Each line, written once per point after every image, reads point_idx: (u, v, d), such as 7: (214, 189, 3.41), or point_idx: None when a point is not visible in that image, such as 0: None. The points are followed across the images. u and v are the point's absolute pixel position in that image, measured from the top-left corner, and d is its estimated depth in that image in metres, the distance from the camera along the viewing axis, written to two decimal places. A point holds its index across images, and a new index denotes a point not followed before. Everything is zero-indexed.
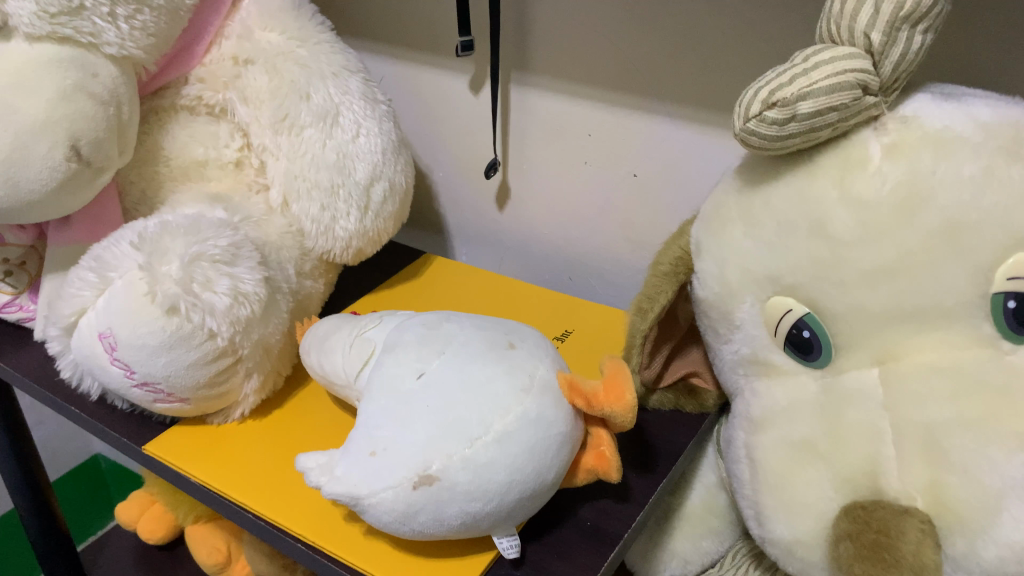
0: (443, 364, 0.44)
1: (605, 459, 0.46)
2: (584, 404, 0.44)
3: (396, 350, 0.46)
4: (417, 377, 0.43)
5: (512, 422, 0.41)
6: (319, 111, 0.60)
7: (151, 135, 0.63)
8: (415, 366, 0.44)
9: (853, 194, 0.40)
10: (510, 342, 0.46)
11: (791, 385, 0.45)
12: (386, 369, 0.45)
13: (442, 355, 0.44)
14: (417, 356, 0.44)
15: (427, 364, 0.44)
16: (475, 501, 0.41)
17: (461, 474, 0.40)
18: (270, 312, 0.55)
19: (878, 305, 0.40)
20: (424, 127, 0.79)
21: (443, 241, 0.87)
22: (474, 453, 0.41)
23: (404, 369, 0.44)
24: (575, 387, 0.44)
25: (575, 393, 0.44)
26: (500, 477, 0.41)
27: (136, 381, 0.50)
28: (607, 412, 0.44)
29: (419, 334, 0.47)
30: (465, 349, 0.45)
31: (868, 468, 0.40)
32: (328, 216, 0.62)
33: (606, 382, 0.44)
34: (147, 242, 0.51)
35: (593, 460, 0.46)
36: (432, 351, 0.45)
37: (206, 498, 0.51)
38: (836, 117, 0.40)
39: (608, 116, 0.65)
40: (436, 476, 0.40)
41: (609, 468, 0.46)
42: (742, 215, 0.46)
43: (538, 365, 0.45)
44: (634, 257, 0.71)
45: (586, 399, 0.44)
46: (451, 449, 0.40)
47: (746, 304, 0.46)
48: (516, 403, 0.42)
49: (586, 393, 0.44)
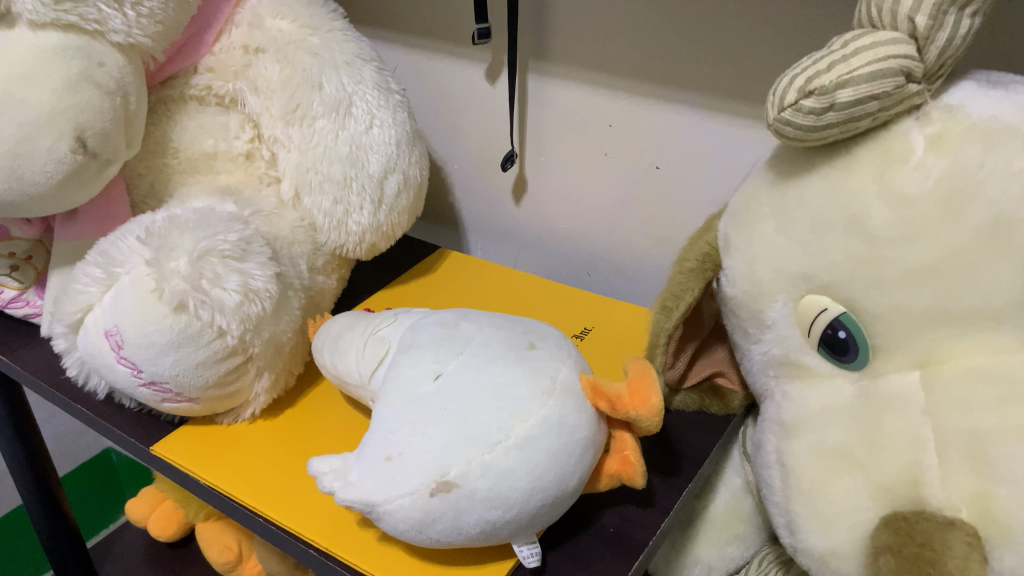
0: (462, 365, 0.42)
1: (629, 464, 0.44)
2: (608, 407, 0.42)
3: (412, 350, 0.44)
4: (435, 379, 0.42)
5: (533, 427, 0.40)
6: (331, 101, 0.58)
7: (159, 125, 0.61)
8: (432, 368, 0.42)
9: (894, 188, 0.38)
10: (531, 343, 0.44)
11: (824, 388, 0.43)
12: (401, 370, 0.43)
13: (460, 356, 0.43)
14: (434, 357, 0.43)
15: (444, 366, 0.42)
16: (496, 509, 0.39)
17: (481, 480, 0.39)
18: (282, 310, 0.53)
19: (920, 306, 0.38)
20: (439, 118, 0.77)
21: (458, 235, 0.85)
22: (495, 459, 0.39)
23: (420, 371, 0.42)
24: (599, 389, 0.42)
25: (598, 396, 0.42)
26: (521, 484, 0.39)
27: (144, 380, 0.49)
28: (632, 415, 0.42)
29: (436, 334, 0.45)
30: (484, 350, 0.43)
31: (908, 478, 0.38)
32: (341, 209, 0.60)
33: (630, 385, 0.43)
34: (155, 237, 0.49)
35: (617, 464, 0.44)
36: (450, 352, 0.43)
37: (216, 501, 0.50)
38: (877, 106, 0.38)
39: (629, 106, 0.63)
40: (455, 483, 0.38)
41: (634, 474, 0.44)
42: (774, 210, 0.44)
43: (560, 367, 0.43)
44: (656, 252, 0.69)
45: (611, 402, 0.42)
46: (470, 455, 0.39)
47: (777, 303, 0.44)
48: (538, 407, 0.40)
49: (611, 396, 0.42)
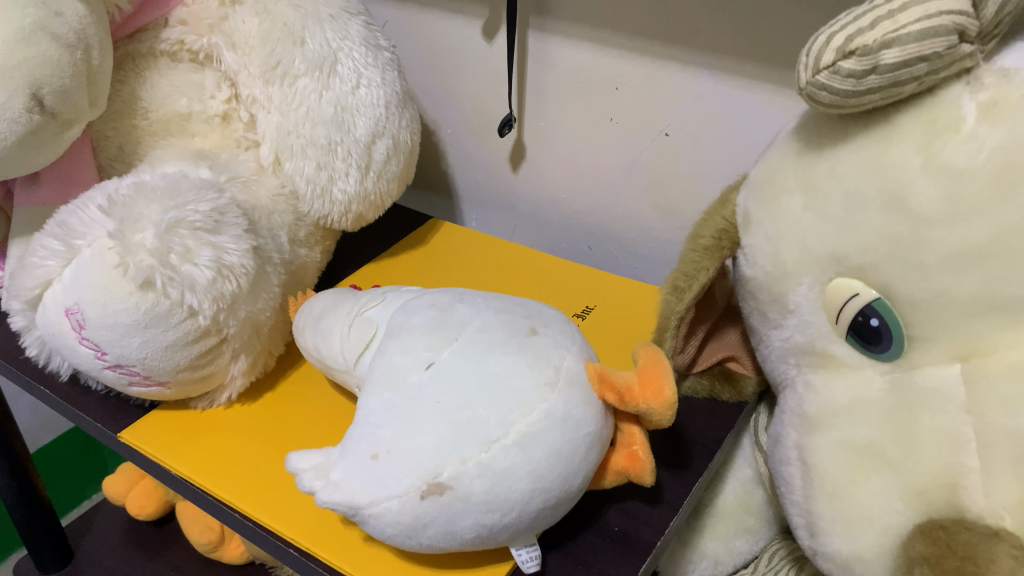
0: (457, 353, 0.38)
1: (637, 460, 0.40)
2: (616, 400, 0.39)
3: (401, 335, 0.40)
4: (427, 368, 0.38)
5: (536, 422, 0.36)
6: (314, 59, 0.54)
7: (127, 83, 0.56)
8: (423, 355, 0.38)
9: (941, 162, 0.34)
10: (532, 328, 0.40)
11: (851, 380, 0.39)
12: (390, 358, 0.39)
13: (454, 343, 0.39)
14: (426, 344, 0.39)
15: (437, 353, 0.38)
16: (493, 512, 0.36)
17: (477, 482, 0.35)
18: (260, 287, 0.49)
19: (965, 294, 0.34)
20: (433, 79, 0.72)
21: (452, 204, 0.81)
22: (493, 457, 0.35)
23: (410, 359, 0.38)
24: (607, 380, 0.39)
25: (605, 387, 0.39)
26: (521, 486, 0.36)
27: (109, 363, 0.45)
28: (643, 408, 0.38)
29: (428, 318, 0.41)
30: (482, 336, 0.39)
31: (945, 481, 0.35)
32: (325, 175, 0.56)
33: (641, 374, 0.39)
34: (118, 207, 0.44)
35: (624, 461, 0.41)
36: (443, 339, 0.39)
37: (190, 493, 0.46)
38: (925, 69, 0.33)
39: (638, 67, 0.58)
40: (448, 485, 0.35)
41: (642, 471, 0.40)
42: (801, 183, 0.40)
43: (565, 356, 0.39)
44: (662, 225, 0.65)
45: (619, 394, 0.38)
46: (466, 453, 0.35)
47: (802, 286, 0.40)
48: (541, 400, 0.36)
49: (619, 387, 0.38)
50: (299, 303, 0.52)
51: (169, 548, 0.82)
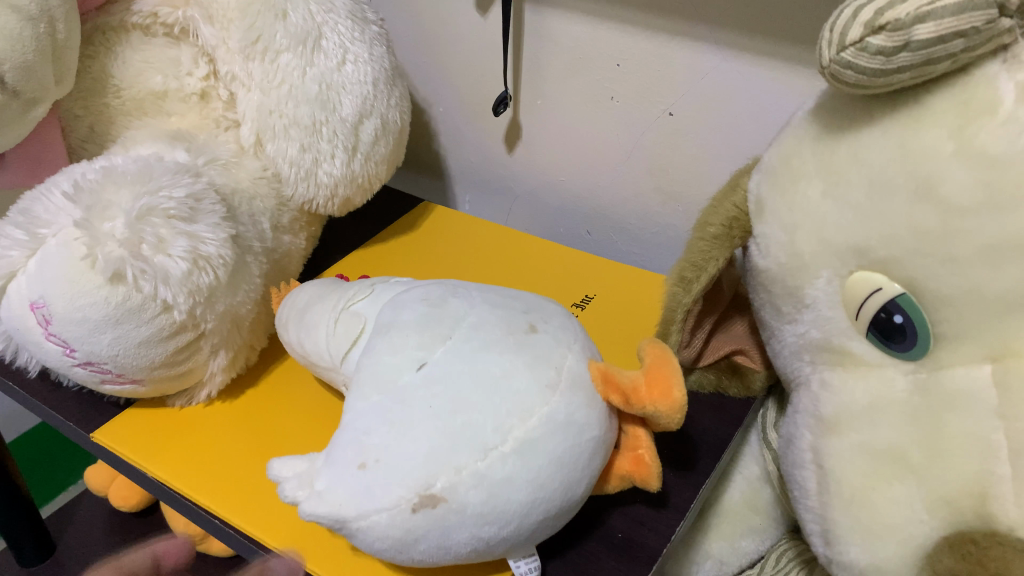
0: (450, 352, 0.35)
1: (643, 464, 0.38)
2: (621, 401, 0.36)
3: (390, 332, 0.37)
4: (419, 369, 0.35)
5: (535, 428, 0.33)
6: (297, 33, 0.50)
7: (96, 59, 0.52)
8: (415, 355, 0.36)
9: (976, 146, 0.31)
10: (532, 325, 0.37)
11: (872, 379, 0.37)
12: (379, 357, 0.36)
13: (449, 341, 0.36)
14: (417, 343, 0.36)
15: (429, 352, 0.36)
16: (489, 526, 0.33)
17: (473, 493, 0.33)
18: (240, 278, 0.46)
19: (1000, 290, 0.31)
20: (423, 54, 0.69)
21: (444, 186, 0.78)
22: (490, 467, 0.33)
23: (401, 359, 0.36)
24: (611, 380, 0.36)
25: (610, 388, 0.36)
26: (520, 496, 0.33)
27: (77, 360, 0.42)
28: (650, 410, 0.36)
29: (420, 313, 0.38)
30: (477, 334, 0.36)
31: (974, 489, 0.32)
32: (310, 157, 0.53)
33: (647, 374, 0.37)
34: (85, 193, 0.41)
35: (629, 465, 0.38)
36: (436, 336, 0.36)
37: (167, 497, 0.44)
38: (961, 46, 0.30)
39: (641, 42, 0.55)
40: (442, 497, 0.32)
41: (648, 476, 0.38)
42: (821, 168, 0.37)
43: (566, 355, 0.36)
44: (665, 209, 0.62)
45: (625, 394, 0.36)
46: (460, 462, 0.32)
47: (820, 279, 0.38)
48: (542, 404, 0.34)
49: (624, 387, 0.36)
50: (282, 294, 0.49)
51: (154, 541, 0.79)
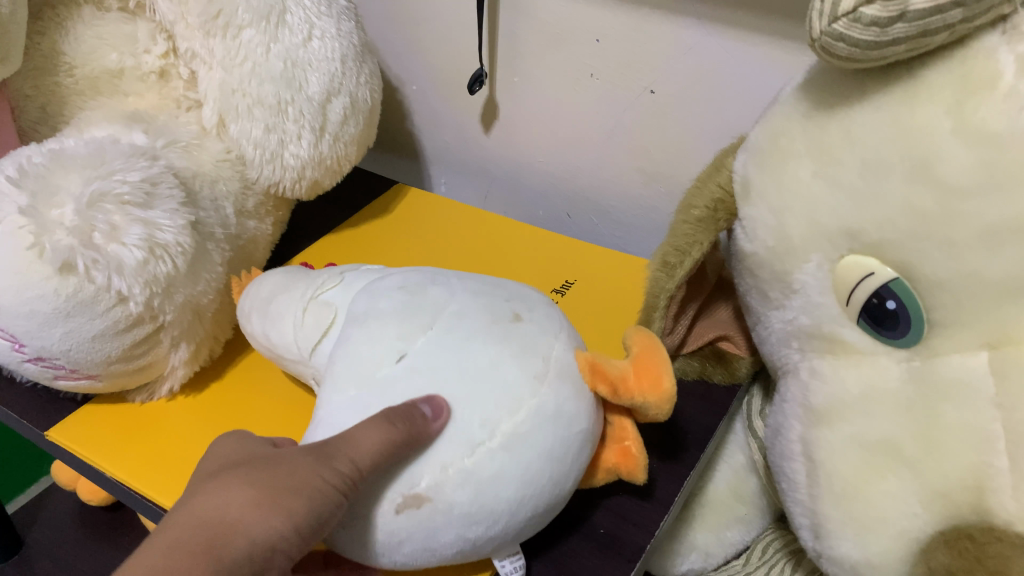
0: (434, 343, 0.33)
1: (631, 456, 0.37)
2: (609, 392, 0.34)
3: (367, 321, 0.35)
4: (399, 361, 0.33)
5: (525, 422, 0.32)
6: (260, 7, 0.47)
7: (46, 36, 0.49)
8: (395, 346, 0.34)
9: (976, 123, 0.29)
10: (516, 313, 0.35)
11: (864, 368, 0.35)
12: (355, 349, 0.34)
13: (429, 331, 0.34)
14: (397, 333, 0.34)
15: (410, 343, 0.34)
16: (477, 525, 0.32)
17: (460, 492, 0.31)
18: (201, 266, 0.44)
19: (1000, 275, 0.30)
20: (395, 31, 0.66)
21: (419, 168, 0.76)
22: (478, 464, 0.31)
23: (380, 350, 0.34)
24: (599, 370, 0.34)
25: (598, 377, 0.34)
26: (510, 493, 0.32)
27: (28, 355, 0.40)
28: (638, 401, 0.34)
29: (398, 302, 0.36)
30: (458, 323, 0.34)
31: (970, 483, 0.31)
32: (275, 138, 0.51)
33: (636, 364, 0.35)
34: (31, 178, 0.38)
35: (616, 457, 0.37)
36: (417, 326, 0.34)
37: (128, 499, 0.42)
38: (960, 16, 0.28)
39: (622, 17, 0.53)
40: (428, 496, 0.31)
41: (635, 468, 0.37)
42: (810, 147, 0.35)
43: (553, 344, 0.35)
44: (647, 191, 0.61)
45: (613, 385, 0.34)
46: (447, 458, 0.31)
47: (810, 264, 0.36)
48: (530, 396, 0.32)
49: (613, 378, 0.34)
50: (245, 281, 0.46)
51: (126, 533, 0.77)
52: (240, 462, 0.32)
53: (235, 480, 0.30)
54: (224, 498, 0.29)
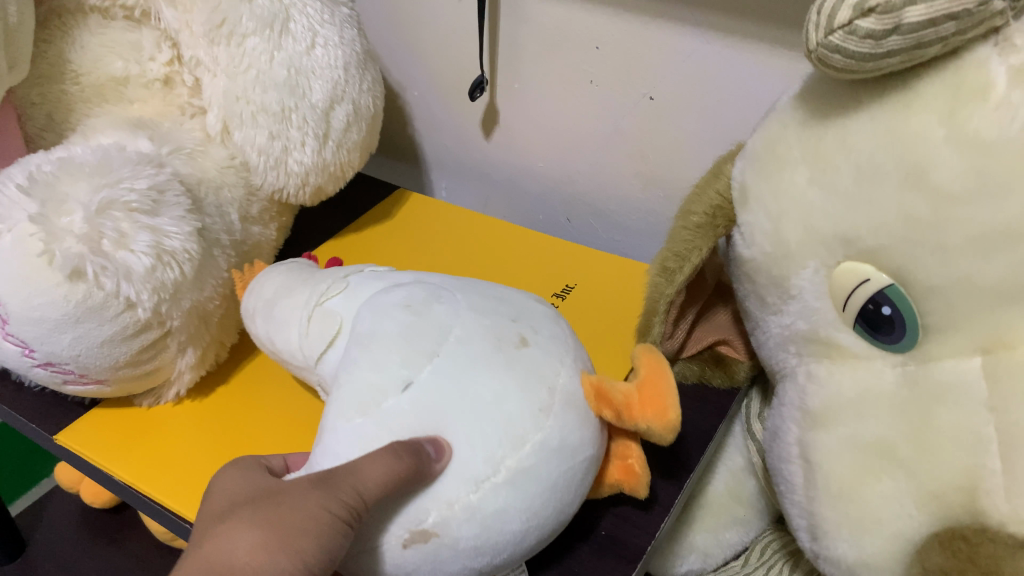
0: (439, 372, 0.33)
1: (633, 474, 0.38)
2: (613, 417, 0.35)
3: (370, 343, 0.35)
4: (404, 391, 0.33)
5: (529, 456, 0.32)
6: (264, 15, 0.48)
7: (53, 44, 0.50)
8: (399, 373, 0.33)
9: (968, 133, 0.30)
10: (522, 336, 0.36)
11: (861, 372, 0.36)
12: (360, 375, 0.34)
13: (435, 357, 0.34)
14: (401, 360, 0.34)
15: (415, 371, 0.33)
16: (482, 556, 0.33)
17: (465, 526, 0.32)
18: (207, 272, 0.44)
19: (992, 280, 0.30)
20: (396, 37, 0.67)
21: (420, 172, 0.76)
22: (482, 499, 0.32)
23: (384, 378, 0.33)
24: (603, 396, 0.35)
25: (602, 403, 0.35)
26: (513, 526, 0.33)
27: (38, 360, 0.40)
28: (642, 427, 0.34)
29: (403, 324, 0.35)
30: (462, 349, 0.34)
31: (964, 484, 0.31)
32: (279, 145, 0.51)
33: (641, 389, 0.35)
34: (40, 186, 0.39)
35: (619, 473, 0.38)
36: (420, 352, 0.34)
37: (134, 501, 0.42)
38: (953, 28, 0.29)
39: (620, 24, 0.53)
40: (434, 532, 0.32)
41: (637, 484, 0.38)
42: (807, 155, 0.36)
43: (559, 372, 0.35)
44: (646, 195, 0.61)
45: (617, 411, 0.35)
46: (452, 496, 0.32)
47: (806, 270, 0.37)
48: (535, 431, 0.33)
49: (617, 404, 0.35)
50: (247, 278, 0.46)
51: (128, 536, 0.77)
52: (240, 503, 0.32)
53: (241, 524, 0.30)
54: (233, 543, 0.29)
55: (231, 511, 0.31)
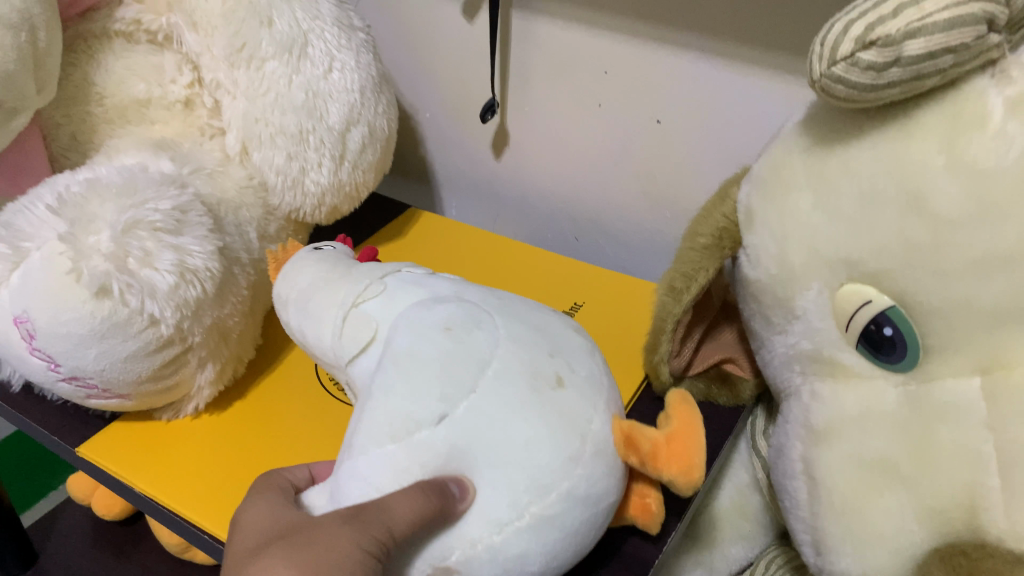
0: (475, 410, 0.33)
1: (649, 512, 0.38)
2: (639, 463, 0.34)
3: (408, 366, 0.34)
4: (438, 425, 0.33)
5: (553, 505, 0.32)
6: (283, 41, 0.50)
7: (78, 66, 0.52)
8: (434, 406, 0.33)
9: (967, 161, 0.31)
10: (558, 377, 0.35)
11: (863, 390, 0.37)
12: (395, 399, 0.33)
13: (471, 395, 0.33)
14: (439, 393, 0.33)
15: (451, 407, 0.33)
16: None
17: (487, 567, 0.32)
18: (227, 291, 0.46)
19: (990, 303, 0.31)
20: (409, 60, 0.69)
21: (431, 191, 0.78)
22: (505, 541, 0.32)
23: (420, 408, 0.33)
24: (631, 442, 0.34)
25: (629, 450, 0.34)
26: (533, 567, 0.33)
27: (63, 375, 0.42)
28: (666, 477, 0.34)
29: (443, 351, 0.34)
30: (501, 388, 0.33)
31: (964, 501, 0.32)
32: (296, 166, 0.52)
33: (670, 437, 0.34)
34: (69, 206, 0.40)
35: (634, 509, 0.38)
36: (459, 386, 0.33)
37: (154, 513, 0.43)
38: (950, 61, 0.30)
39: (628, 49, 0.55)
40: (456, 569, 0.33)
41: (650, 520, 0.39)
42: (811, 180, 0.37)
43: (592, 419, 0.34)
44: (653, 216, 0.63)
45: (643, 458, 0.34)
46: (475, 535, 0.32)
47: (810, 291, 0.38)
48: (562, 480, 0.33)
49: (643, 452, 0.34)
50: (281, 258, 0.45)
51: (138, 548, 0.78)
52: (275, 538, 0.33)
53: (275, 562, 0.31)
54: None
55: (267, 548, 0.33)
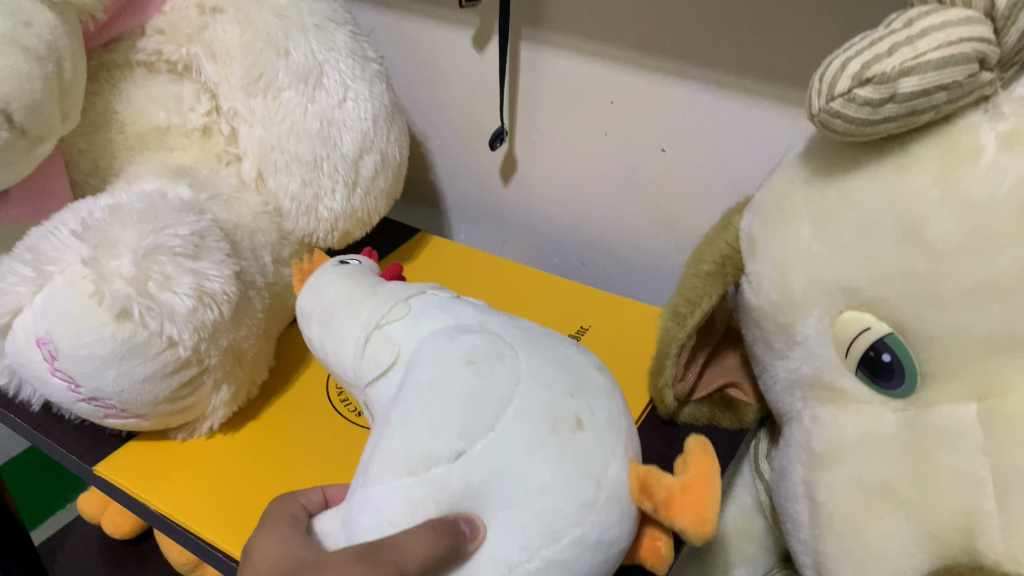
0: (493, 447, 0.33)
1: (658, 555, 0.39)
2: (652, 509, 0.35)
3: (428, 395, 0.35)
4: (454, 461, 0.33)
5: (564, 549, 0.33)
6: (299, 71, 0.51)
7: (101, 95, 0.54)
8: (453, 443, 0.33)
9: (961, 193, 0.32)
10: (578, 420, 0.35)
11: (863, 415, 0.38)
12: (415, 430, 0.34)
13: (490, 433, 0.34)
14: (459, 429, 0.34)
15: (469, 444, 0.33)
16: None
17: None
18: (242, 313, 0.47)
19: (985, 332, 0.32)
20: (420, 88, 0.70)
21: (440, 216, 0.79)
22: None
23: (438, 443, 0.33)
24: (647, 489, 0.35)
25: (644, 495, 0.35)
26: None
27: (82, 395, 0.43)
28: (676, 525, 0.35)
29: (465, 386, 0.35)
30: (519, 429, 0.34)
31: (962, 524, 0.33)
32: (310, 192, 0.54)
33: (685, 486, 0.35)
34: (92, 231, 0.42)
35: (643, 551, 0.39)
36: (479, 424, 0.34)
37: (169, 531, 0.45)
38: (944, 98, 0.31)
39: (634, 80, 0.56)
40: None
41: (659, 563, 0.39)
42: (812, 210, 0.38)
43: (609, 464, 0.35)
44: (658, 242, 0.64)
45: (657, 505, 0.35)
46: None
47: (811, 318, 0.39)
48: (575, 526, 0.33)
49: (659, 499, 0.35)
50: (307, 270, 0.47)
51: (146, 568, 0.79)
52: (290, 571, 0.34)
53: None
54: None
55: None
